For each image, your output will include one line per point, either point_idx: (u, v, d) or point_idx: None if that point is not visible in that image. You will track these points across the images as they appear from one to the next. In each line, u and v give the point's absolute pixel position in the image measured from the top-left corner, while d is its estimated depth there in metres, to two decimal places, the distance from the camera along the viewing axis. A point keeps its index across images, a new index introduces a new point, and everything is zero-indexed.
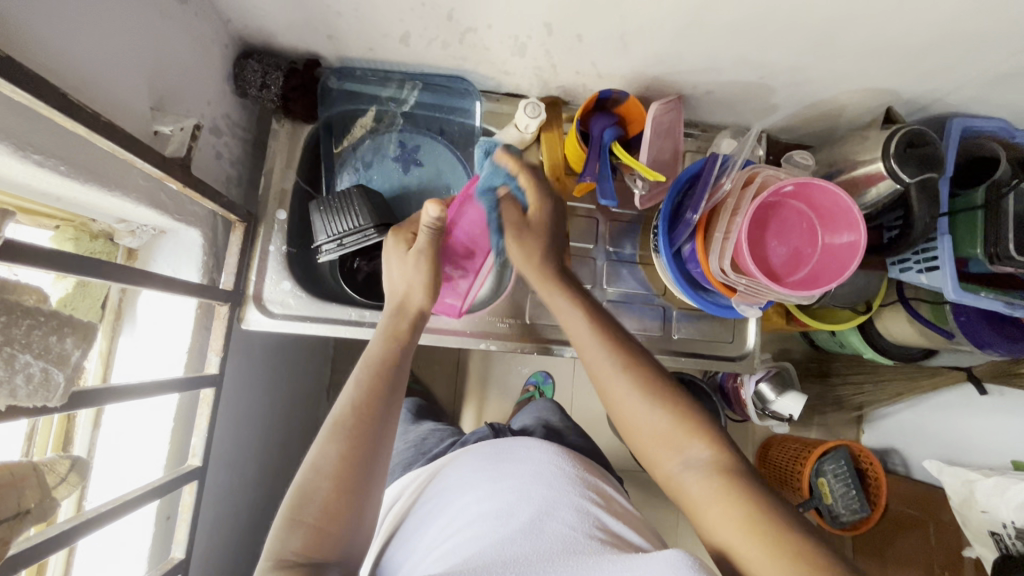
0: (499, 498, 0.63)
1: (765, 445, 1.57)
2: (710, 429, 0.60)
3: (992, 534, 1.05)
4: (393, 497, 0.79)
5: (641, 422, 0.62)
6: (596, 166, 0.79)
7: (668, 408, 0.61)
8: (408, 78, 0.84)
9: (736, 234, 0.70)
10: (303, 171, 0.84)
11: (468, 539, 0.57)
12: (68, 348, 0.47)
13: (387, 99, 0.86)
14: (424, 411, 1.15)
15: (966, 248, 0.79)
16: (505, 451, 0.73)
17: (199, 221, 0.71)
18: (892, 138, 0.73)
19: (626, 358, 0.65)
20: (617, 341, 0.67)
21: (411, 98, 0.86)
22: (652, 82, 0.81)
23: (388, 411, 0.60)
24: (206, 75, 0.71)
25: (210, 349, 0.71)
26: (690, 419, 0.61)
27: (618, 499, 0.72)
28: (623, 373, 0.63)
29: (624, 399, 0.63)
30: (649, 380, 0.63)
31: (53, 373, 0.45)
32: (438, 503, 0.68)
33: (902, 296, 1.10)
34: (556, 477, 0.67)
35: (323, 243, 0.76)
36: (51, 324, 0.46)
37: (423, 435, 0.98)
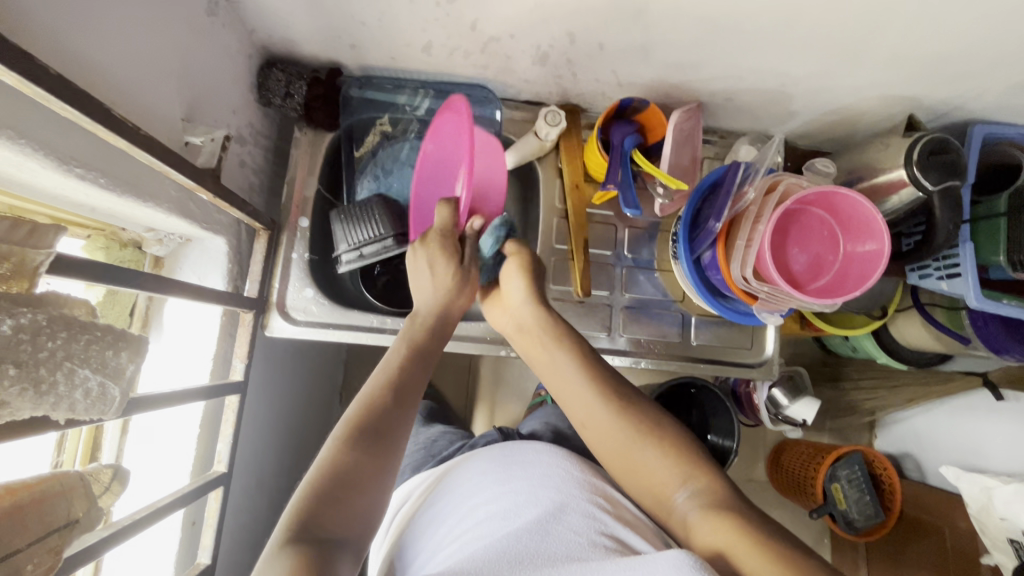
0: (506, 500, 0.64)
1: (777, 449, 1.57)
2: (698, 462, 0.63)
3: (1011, 541, 1.05)
4: (403, 497, 0.78)
5: (634, 458, 0.65)
6: (617, 173, 0.80)
7: (660, 447, 0.64)
8: (421, 86, 0.85)
9: (758, 242, 0.70)
10: (324, 178, 0.85)
11: (474, 539, 0.58)
12: (123, 362, 0.48)
13: (403, 106, 0.86)
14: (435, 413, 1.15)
15: (988, 255, 0.78)
16: (513, 454, 0.74)
17: (224, 230, 0.72)
18: (915, 145, 0.73)
19: (613, 398, 0.67)
20: (601, 376, 0.69)
21: (423, 105, 0.86)
22: (672, 90, 0.81)
23: (406, 413, 0.61)
24: (232, 85, 0.72)
25: (234, 356, 0.73)
26: (677, 452, 0.64)
27: (623, 505, 0.71)
28: (610, 411, 0.66)
29: (615, 441, 0.66)
30: (634, 416, 0.66)
31: (109, 387, 0.46)
32: (446, 504, 0.69)
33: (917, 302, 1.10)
34: (564, 480, 0.68)
35: (344, 252, 0.76)
36: (107, 339, 0.47)
37: (432, 437, 0.99)
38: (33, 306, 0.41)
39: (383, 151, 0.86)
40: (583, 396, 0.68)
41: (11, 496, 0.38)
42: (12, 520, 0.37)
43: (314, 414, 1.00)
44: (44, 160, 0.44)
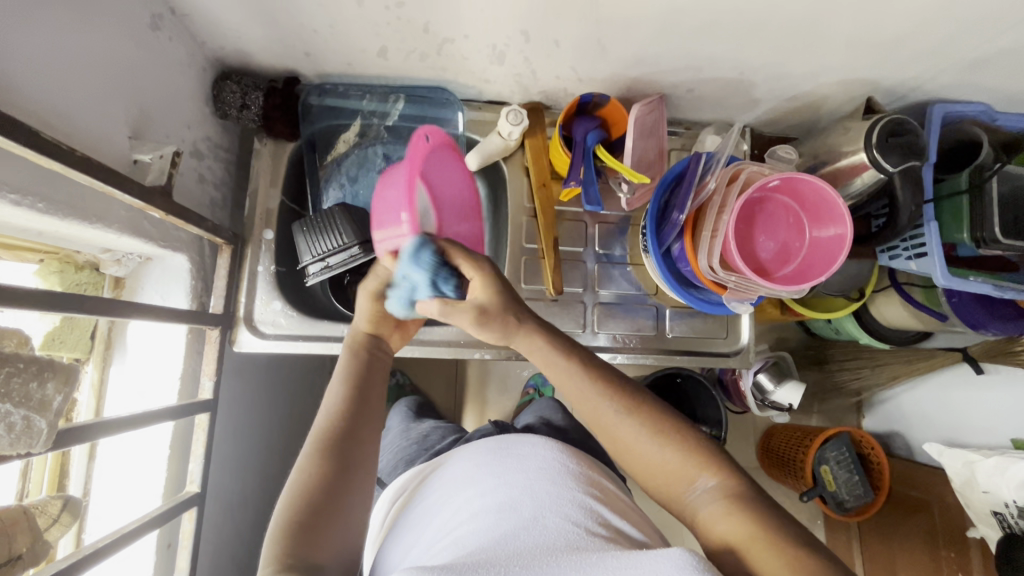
0: (503, 494, 0.62)
1: (768, 433, 1.58)
2: (713, 456, 0.59)
3: (995, 513, 1.06)
4: (398, 488, 0.78)
5: (650, 463, 0.61)
6: (581, 169, 0.79)
7: (674, 442, 0.60)
8: (391, 91, 0.84)
9: (724, 232, 0.69)
10: (287, 189, 0.84)
11: (467, 537, 0.56)
12: (49, 393, 0.47)
13: (369, 112, 0.85)
14: (425, 409, 1.15)
15: (952, 233, 0.79)
16: (510, 445, 0.73)
17: (185, 247, 0.71)
18: (874, 128, 0.73)
19: (623, 403, 0.62)
20: (612, 383, 0.63)
21: (395, 110, 0.85)
22: (632, 83, 0.81)
23: (376, 420, 0.63)
24: (184, 100, 0.71)
25: (203, 374, 0.72)
26: (693, 448, 0.60)
27: (614, 491, 0.71)
28: (627, 418, 0.61)
29: (630, 442, 0.62)
30: (654, 420, 0.61)
31: (35, 420, 0.45)
32: (437, 502, 0.67)
33: (894, 282, 1.12)
34: (561, 474, 0.67)
35: (309, 264, 0.75)
36: (31, 369, 0.46)
37: (423, 433, 0.98)
38: None
39: (348, 160, 0.85)
40: (600, 408, 0.63)
41: None
42: None
43: (294, 424, 0.99)
44: None
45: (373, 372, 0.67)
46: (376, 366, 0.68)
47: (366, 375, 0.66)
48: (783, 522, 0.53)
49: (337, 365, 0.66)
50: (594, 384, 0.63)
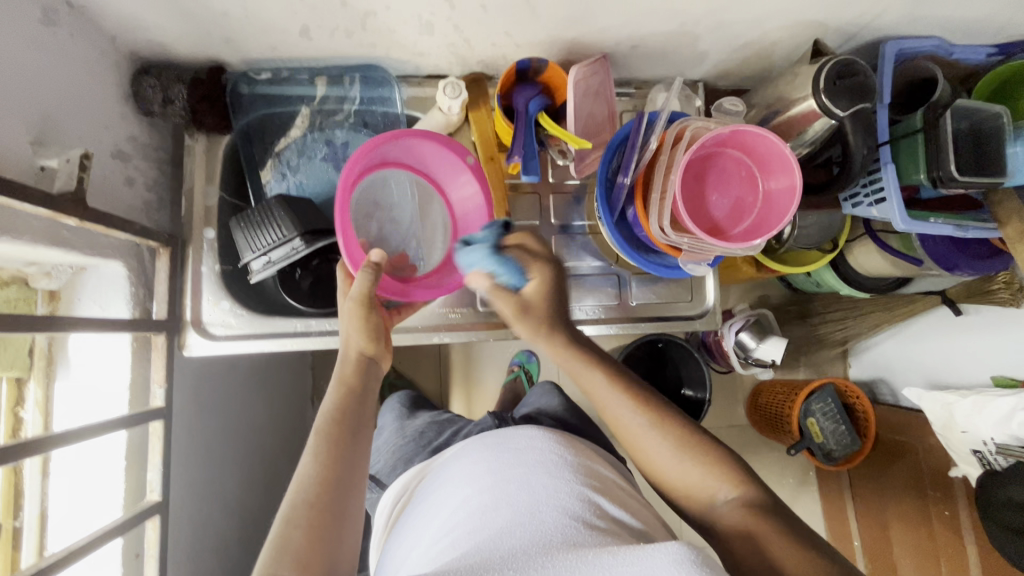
0: (499, 490, 0.61)
1: (755, 391, 1.58)
2: (736, 469, 0.60)
3: (974, 452, 1.06)
4: (400, 486, 0.78)
5: (674, 474, 0.62)
6: (522, 139, 0.75)
7: (690, 452, 0.61)
8: (346, 72, 0.81)
9: (671, 192, 0.68)
10: (226, 184, 0.81)
11: (459, 539, 0.56)
12: None
13: (326, 99, 0.83)
14: (418, 402, 1.13)
15: (911, 174, 0.77)
16: (505, 438, 0.70)
17: (120, 253, 0.69)
18: (821, 71, 0.70)
19: (652, 413, 0.63)
20: (640, 395, 0.64)
21: (355, 92, 0.82)
22: (572, 45, 0.77)
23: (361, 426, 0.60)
24: (99, 98, 0.67)
25: (153, 381, 0.70)
26: (716, 459, 0.61)
27: (607, 474, 0.70)
28: (655, 431, 0.62)
29: (649, 453, 0.62)
30: (682, 432, 0.62)
31: None
32: (434, 504, 0.67)
33: (870, 230, 1.11)
34: (557, 464, 0.65)
35: (251, 261, 0.73)
36: None
37: (420, 430, 0.97)
38: None
39: (285, 149, 0.83)
40: (619, 418, 0.64)
41: None
42: None
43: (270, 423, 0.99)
44: None
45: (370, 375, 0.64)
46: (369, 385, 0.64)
47: (358, 402, 0.61)
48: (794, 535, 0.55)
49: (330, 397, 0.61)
50: (618, 390, 0.64)
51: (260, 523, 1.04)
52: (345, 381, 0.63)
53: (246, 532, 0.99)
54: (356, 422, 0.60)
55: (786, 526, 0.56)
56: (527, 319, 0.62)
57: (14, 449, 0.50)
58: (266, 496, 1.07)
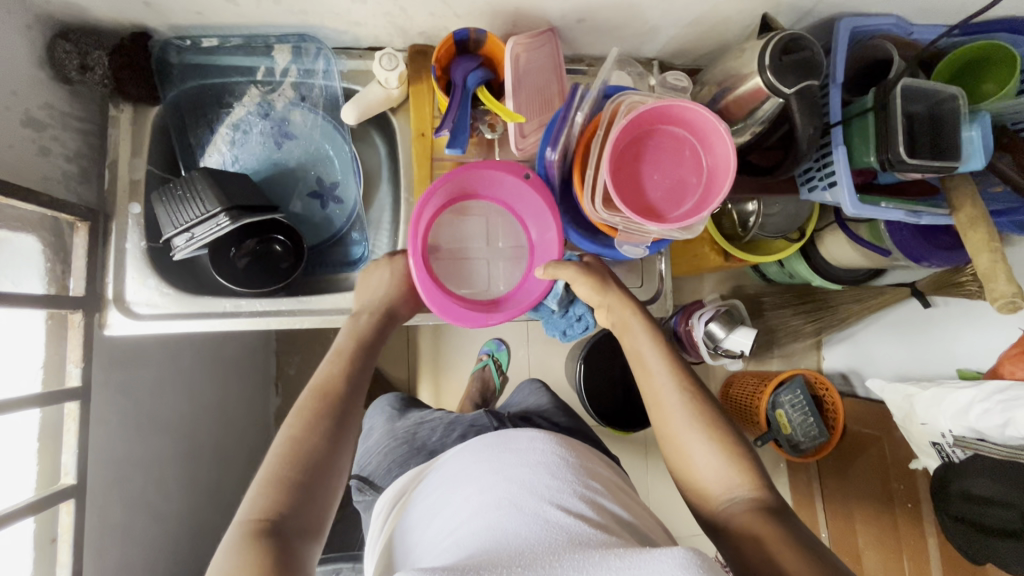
0: (502, 489, 0.59)
1: (725, 382, 1.57)
2: (754, 467, 0.61)
3: (933, 445, 1.04)
4: (396, 491, 0.75)
5: (694, 461, 0.63)
6: (456, 112, 0.71)
7: (716, 438, 0.63)
8: (301, 42, 0.78)
9: (603, 170, 0.65)
10: (155, 158, 0.77)
11: (464, 538, 0.55)
12: None
13: (269, 72, 0.80)
14: (408, 403, 1.11)
15: (861, 158, 0.75)
16: (505, 438, 0.68)
17: (31, 227, 0.65)
18: (766, 47, 0.67)
19: (687, 389, 0.66)
20: (686, 373, 0.68)
21: (318, 67, 0.80)
22: (515, 16, 0.74)
23: (350, 398, 0.66)
24: (7, 61, 0.64)
25: (69, 361, 0.68)
26: (735, 452, 0.62)
27: (604, 473, 0.69)
28: (687, 407, 0.65)
29: (676, 433, 0.64)
30: (709, 417, 0.64)
31: None
32: (433, 501, 0.65)
33: (840, 219, 1.09)
34: (558, 466, 0.64)
35: (174, 237, 0.70)
36: None
37: (410, 429, 0.96)
38: None
39: (223, 123, 0.82)
40: (655, 382, 0.68)
41: None
42: None
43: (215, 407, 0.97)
44: None
45: (371, 355, 0.72)
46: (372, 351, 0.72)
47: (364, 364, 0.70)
48: (806, 540, 0.54)
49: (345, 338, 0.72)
50: (662, 360, 0.69)
51: (209, 508, 1.02)
52: (348, 349, 0.71)
53: (192, 516, 0.97)
54: (344, 399, 0.65)
55: (795, 532, 0.55)
56: (591, 275, 0.74)
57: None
58: (218, 481, 1.06)
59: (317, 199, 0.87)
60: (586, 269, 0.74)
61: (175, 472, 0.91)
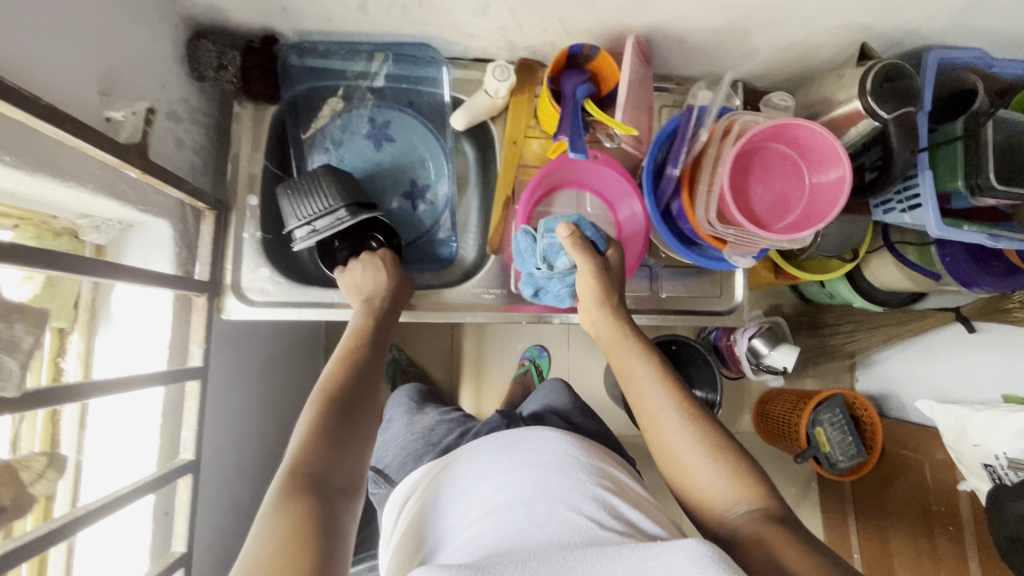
0: (517, 489, 0.55)
1: (764, 399, 1.55)
2: (757, 480, 0.58)
3: (986, 466, 1.06)
4: (410, 488, 0.71)
5: (699, 481, 0.60)
6: (569, 120, 0.74)
7: (718, 456, 0.60)
8: (376, 49, 0.81)
9: (719, 184, 0.69)
10: (270, 153, 0.81)
11: (480, 535, 0.51)
12: (18, 333, 0.48)
13: (358, 74, 0.84)
14: (427, 397, 1.04)
15: (946, 184, 0.78)
16: (518, 439, 0.63)
17: (166, 212, 0.69)
18: (868, 74, 0.71)
19: (685, 409, 0.63)
20: (678, 388, 0.65)
21: (382, 71, 0.84)
22: (622, 35, 0.78)
23: (364, 399, 0.63)
24: (158, 58, 0.68)
25: (191, 342, 0.71)
26: (740, 471, 0.59)
27: (626, 482, 0.64)
28: (687, 426, 0.62)
29: (677, 449, 0.62)
30: (711, 436, 0.61)
31: (4, 360, 0.45)
32: (440, 502, 0.60)
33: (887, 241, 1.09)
34: (571, 466, 0.59)
35: (295, 229, 0.74)
36: (1, 309, 0.47)
37: (429, 425, 0.90)
38: None
39: (330, 122, 0.85)
40: (649, 403, 0.65)
41: None
42: None
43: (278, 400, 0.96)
44: None
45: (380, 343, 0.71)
46: (379, 337, 0.71)
47: (364, 352, 0.68)
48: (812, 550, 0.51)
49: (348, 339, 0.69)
50: (659, 380, 0.66)
51: None
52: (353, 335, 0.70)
53: None
54: (353, 394, 0.62)
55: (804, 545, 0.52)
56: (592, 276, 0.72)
57: (54, 393, 0.47)
58: None
59: (408, 200, 0.89)
60: (594, 273, 0.72)
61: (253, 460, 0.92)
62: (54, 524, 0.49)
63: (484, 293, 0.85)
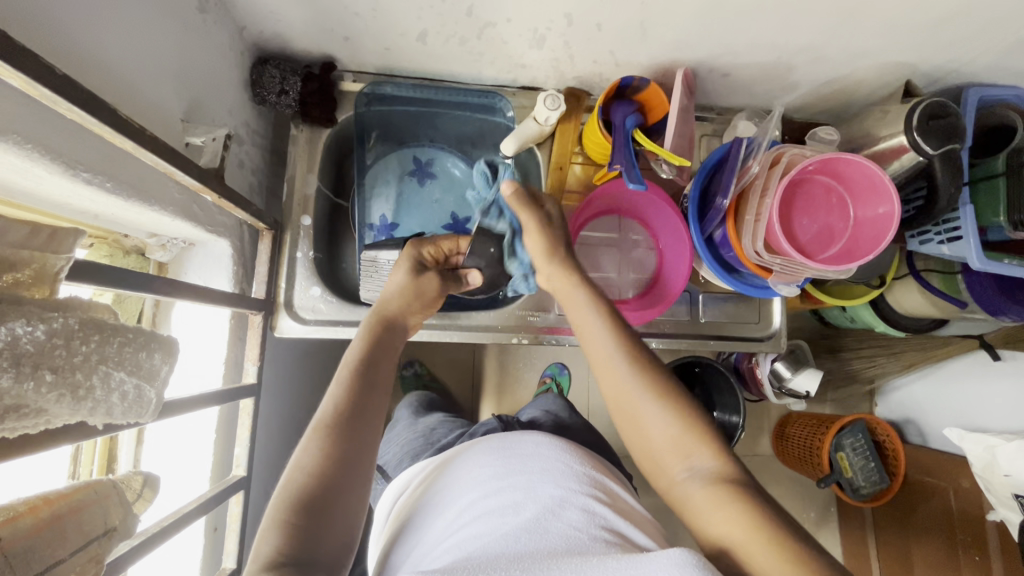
0: (508, 497, 0.53)
1: (783, 422, 1.54)
2: (716, 437, 0.56)
3: (1016, 497, 1.03)
4: (402, 486, 0.68)
5: (650, 430, 0.58)
6: (623, 150, 0.76)
7: (676, 416, 0.57)
8: (428, 80, 0.84)
9: (767, 216, 0.70)
10: (323, 175, 0.83)
11: (466, 537, 0.49)
12: (156, 363, 0.45)
13: (411, 101, 0.86)
14: (433, 404, 1.04)
15: (987, 216, 0.79)
16: (512, 444, 0.62)
17: (228, 231, 0.71)
18: (915, 110, 0.73)
19: (632, 356, 0.60)
20: (628, 336, 0.62)
21: (432, 97, 0.86)
22: (671, 68, 0.80)
23: (374, 413, 0.56)
24: (226, 83, 0.70)
25: (247, 359, 0.72)
26: (695, 424, 0.57)
27: (622, 495, 0.62)
28: (633, 370, 0.59)
29: (634, 409, 0.59)
30: (659, 385, 0.58)
31: (145, 390, 0.44)
32: (426, 502, 0.58)
33: (913, 267, 1.06)
34: (564, 474, 0.57)
35: (380, 255, 0.77)
36: (140, 340, 0.44)
37: (430, 425, 0.88)
38: (63, 309, 0.38)
39: (384, 160, 0.90)
40: (608, 346, 0.61)
41: (48, 506, 0.36)
42: (51, 531, 0.35)
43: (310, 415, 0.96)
44: (51, 165, 0.43)
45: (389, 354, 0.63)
46: (392, 347, 0.64)
47: (381, 355, 0.61)
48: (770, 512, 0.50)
49: (357, 342, 0.61)
50: (609, 330, 0.62)
51: None
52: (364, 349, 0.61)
53: None
54: (359, 413, 0.55)
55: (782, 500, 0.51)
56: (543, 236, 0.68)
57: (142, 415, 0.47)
58: None
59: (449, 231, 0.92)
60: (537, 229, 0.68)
61: None
62: (146, 537, 0.50)
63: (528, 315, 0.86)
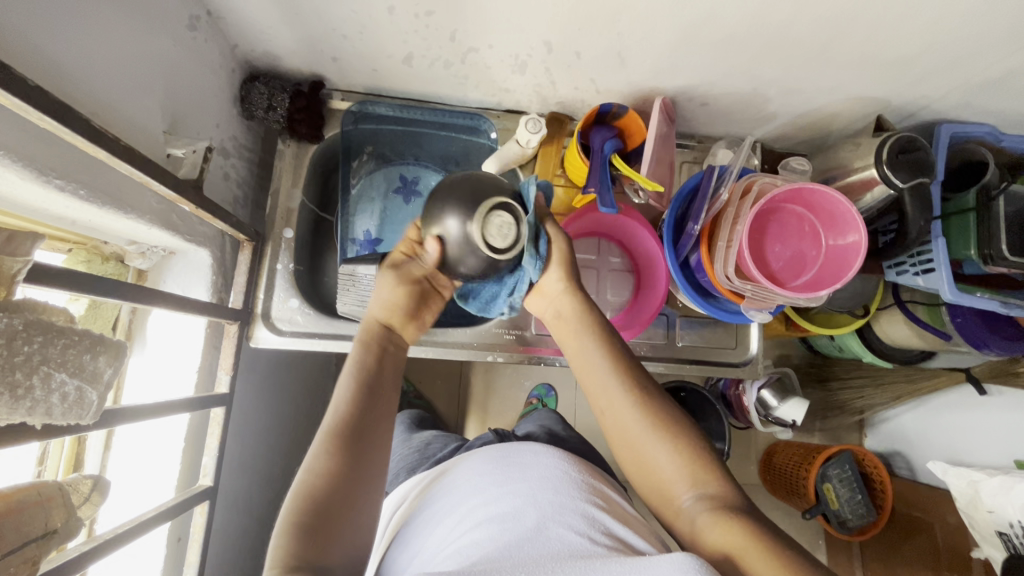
0: (510, 504, 0.52)
1: (770, 450, 1.52)
2: (714, 466, 0.55)
3: (1000, 534, 1.00)
4: (401, 497, 0.66)
5: (651, 462, 0.57)
6: (597, 174, 0.78)
7: (670, 441, 0.56)
8: (413, 102, 0.87)
9: (737, 243, 0.72)
10: (307, 190, 0.85)
11: (465, 544, 0.48)
12: (100, 366, 0.47)
13: (397, 120, 0.89)
14: (426, 423, 1.02)
15: (960, 250, 0.80)
16: (512, 453, 0.62)
17: (208, 242, 0.72)
18: (883, 146, 0.75)
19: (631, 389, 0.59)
20: (625, 364, 0.61)
21: (415, 116, 0.88)
22: (649, 96, 0.82)
23: (381, 415, 0.56)
24: (215, 97, 0.72)
25: (220, 368, 0.72)
26: (693, 455, 0.56)
27: (621, 503, 0.61)
28: (632, 404, 0.58)
29: (631, 442, 0.58)
30: (658, 415, 0.58)
31: (87, 391, 0.45)
32: (421, 514, 0.58)
33: (898, 298, 1.06)
34: (565, 481, 0.57)
35: (359, 268, 0.78)
36: (86, 342, 0.46)
37: (427, 441, 0.85)
38: (10, 310, 0.40)
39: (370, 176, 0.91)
40: (602, 381, 0.60)
41: None
42: None
43: (286, 426, 0.95)
44: (23, 171, 0.44)
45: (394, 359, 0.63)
46: (395, 350, 0.64)
47: (387, 362, 0.62)
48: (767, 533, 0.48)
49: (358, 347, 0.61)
50: (604, 357, 0.61)
51: None
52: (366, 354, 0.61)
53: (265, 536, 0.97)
54: (365, 419, 0.55)
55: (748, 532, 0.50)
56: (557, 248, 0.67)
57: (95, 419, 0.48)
58: None
59: None
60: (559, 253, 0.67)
61: (261, 487, 0.91)
62: (99, 543, 0.49)
63: (503, 332, 0.87)
